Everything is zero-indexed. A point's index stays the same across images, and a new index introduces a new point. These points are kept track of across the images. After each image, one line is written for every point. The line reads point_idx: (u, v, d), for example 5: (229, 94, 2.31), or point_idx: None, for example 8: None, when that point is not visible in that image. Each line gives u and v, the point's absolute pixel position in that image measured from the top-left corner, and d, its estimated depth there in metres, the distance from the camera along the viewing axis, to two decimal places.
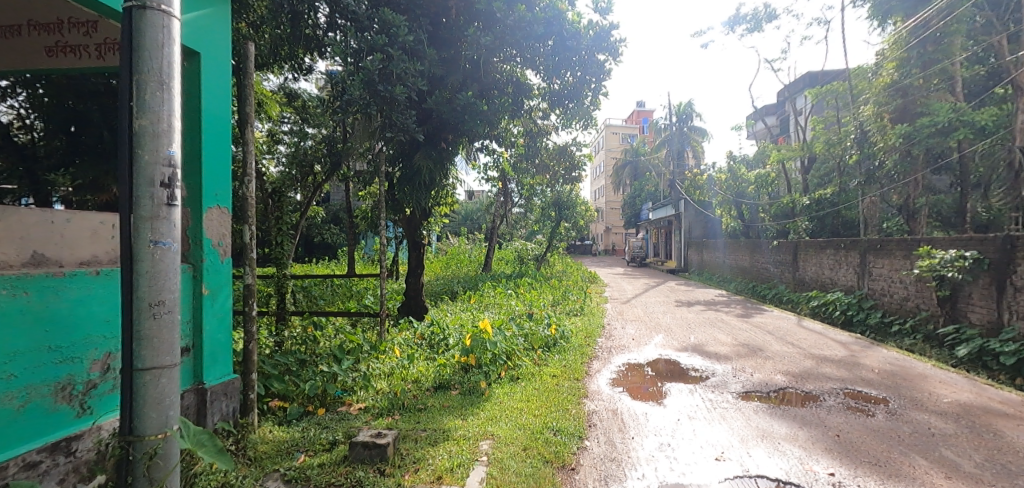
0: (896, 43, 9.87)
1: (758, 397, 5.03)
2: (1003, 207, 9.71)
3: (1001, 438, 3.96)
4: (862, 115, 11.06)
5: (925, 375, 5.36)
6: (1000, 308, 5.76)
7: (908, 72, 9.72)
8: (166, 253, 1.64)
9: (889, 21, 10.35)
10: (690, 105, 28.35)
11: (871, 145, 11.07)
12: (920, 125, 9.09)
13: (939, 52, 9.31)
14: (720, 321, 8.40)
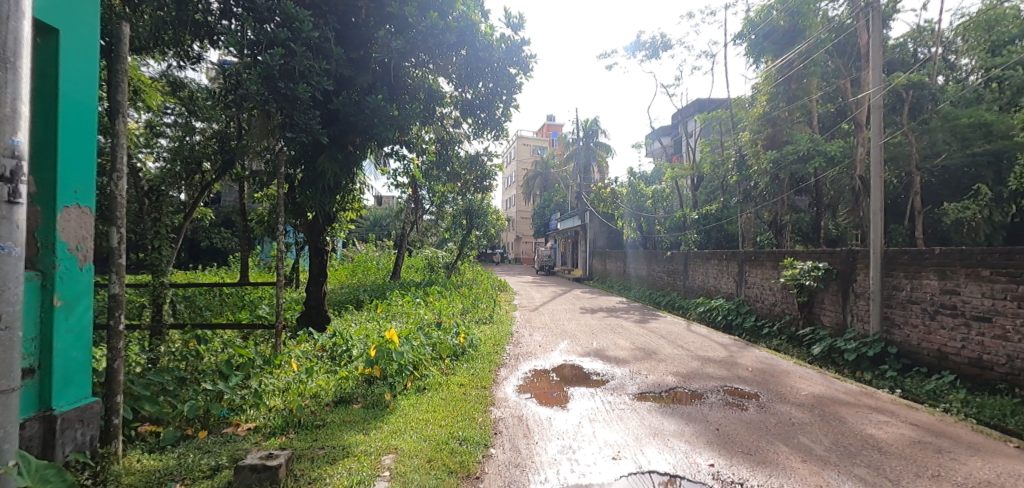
0: (767, 78, 11.18)
1: (652, 398, 5.39)
2: (847, 225, 11.40)
3: (844, 423, 4.61)
4: (740, 140, 12.48)
5: (789, 372, 6.08)
6: (845, 312, 6.74)
7: (776, 105, 11.06)
8: (5, 256, 1.81)
9: (762, 60, 11.81)
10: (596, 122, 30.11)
11: (747, 168, 12.50)
12: (788, 151, 10.35)
13: (800, 90, 10.78)
14: (620, 326, 8.92)
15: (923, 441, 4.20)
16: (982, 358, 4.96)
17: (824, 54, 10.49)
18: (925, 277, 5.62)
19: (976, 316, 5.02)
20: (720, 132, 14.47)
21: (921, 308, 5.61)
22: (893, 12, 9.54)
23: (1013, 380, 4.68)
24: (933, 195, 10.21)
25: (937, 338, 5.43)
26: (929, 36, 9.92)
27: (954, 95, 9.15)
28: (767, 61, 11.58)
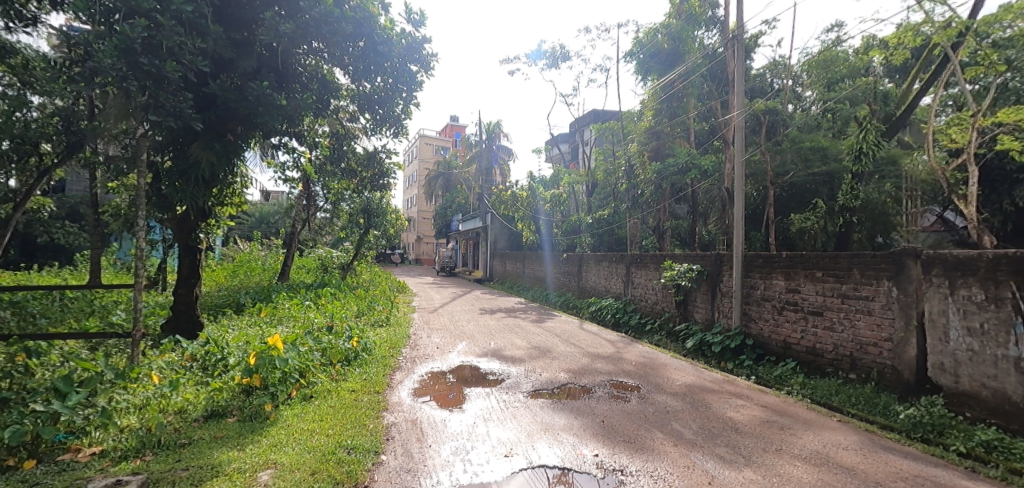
0: (653, 95, 12.25)
1: (545, 394, 5.59)
2: (716, 231, 12.84)
3: (709, 409, 5.15)
4: (628, 151, 13.51)
5: (666, 364, 6.66)
6: (714, 309, 7.55)
7: (660, 120, 12.38)
8: None
9: (649, 78, 12.95)
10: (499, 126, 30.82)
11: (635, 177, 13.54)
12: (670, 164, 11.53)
13: (679, 108, 12.18)
14: (517, 326, 9.15)
15: (771, 420, 4.83)
16: (815, 346, 5.85)
17: (700, 77, 11.77)
18: (774, 278, 6.50)
19: (812, 310, 5.90)
20: (612, 142, 15.52)
21: (772, 305, 6.47)
22: (756, 46, 10.93)
23: (838, 364, 5.57)
24: (782, 206, 10.85)
25: (783, 330, 6.29)
26: (781, 69, 11.55)
27: (800, 122, 10.70)
28: (652, 79, 12.86)
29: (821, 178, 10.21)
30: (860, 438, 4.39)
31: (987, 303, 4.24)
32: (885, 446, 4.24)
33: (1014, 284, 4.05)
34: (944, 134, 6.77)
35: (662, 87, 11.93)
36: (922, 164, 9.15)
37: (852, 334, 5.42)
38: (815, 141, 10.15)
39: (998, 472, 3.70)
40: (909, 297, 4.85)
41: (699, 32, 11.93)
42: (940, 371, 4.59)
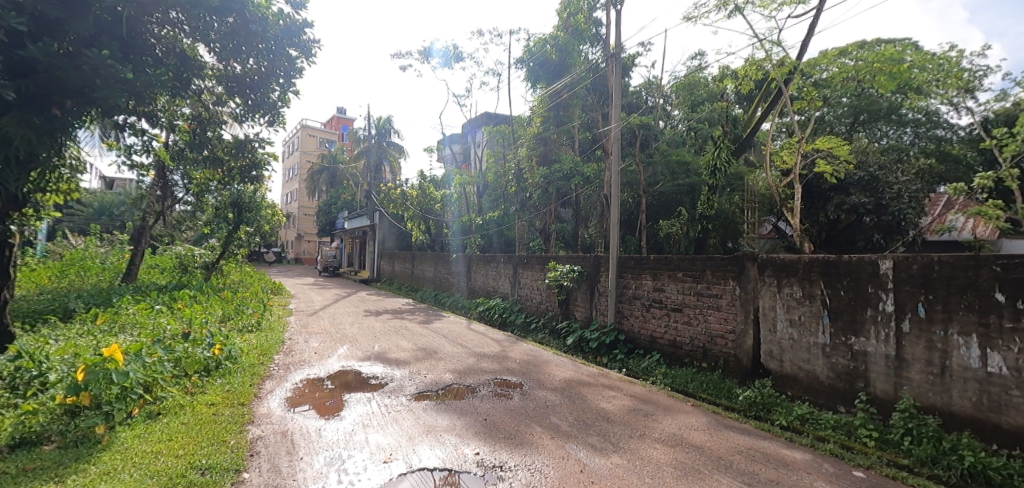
0: (541, 102, 12.88)
1: (429, 396, 5.53)
2: (595, 235, 13.81)
3: (585, 401, 5.49)
4: (518, 156, 13.99)
5: (548, 361, 6.98)
6: (592, 307, 8.09)
7: (547, 127, 13.01)
8: None
9: (538, 86, 13.68)
10: (389, 122, 30.10)
11: (522, 181, 14.04)
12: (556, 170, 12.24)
13: (564, 117, 12.88)
14: (403, 328, 8.96)
15: (637, 408, 5.29)
16: (675, 340, 6.53)
17: (584, 89, 12.65)
18: (643, 278, 7.14)
19: (673, 307, 6.58)
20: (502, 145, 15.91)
21: (641, 303, 7.11)
22: (633, 65, 11.92)
23: (693, 355, 6.27)
24: (652, 211, 11.92)
25: (650, 326, 6.93)
26: (655, 88, 12.25)
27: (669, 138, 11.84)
28: (540, 87, 13.63)
29: (684, 188, 11.45)
30: (708, 419, 4.98)
31: (803, 298, 5.13)
32: (727, 424, 4.86)
33: (822, 283, 4.97)
34: (778, 157, 7.94)
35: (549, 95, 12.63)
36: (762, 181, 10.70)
37: (704, 328, 6.14)
38: (680, 156, 11.48)
39: (808, 439, 4.44)
40: (748, 294, 5.66)
41: (583, 47, 12.90)
42: (769, 357, 5.42)
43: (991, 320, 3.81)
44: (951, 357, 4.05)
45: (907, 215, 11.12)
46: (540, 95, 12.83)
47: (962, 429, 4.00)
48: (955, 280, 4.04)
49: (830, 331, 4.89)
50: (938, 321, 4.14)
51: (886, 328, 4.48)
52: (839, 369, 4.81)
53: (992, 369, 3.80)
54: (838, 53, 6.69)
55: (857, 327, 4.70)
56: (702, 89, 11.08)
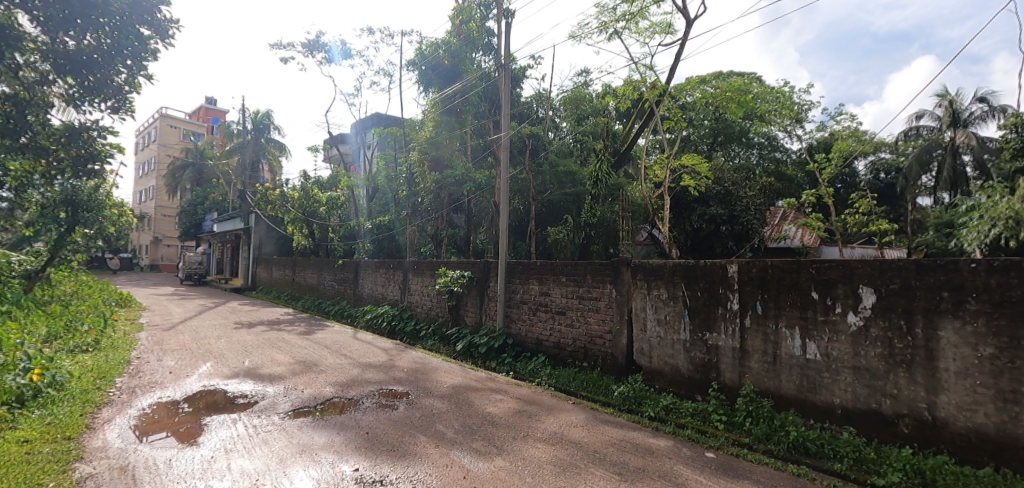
0: (434, 105, 12.90)
1: (305, 412, 5.16)
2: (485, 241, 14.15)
3: (471, 406, 5.52)
4: (410, 159, 13.77)
5: (437, 367, 6.95)
6: (482, 312, 8.20)
7: (439, 131, 13.07)
8: None
9: (430, 91, 13.79)
10: (269, 117, 28.20)
11: (414, 185, 13.87)
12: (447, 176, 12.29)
13: (457, 122, 13.11)
14: (280, 340, 8.30)
15: (521, 410, 5.43)
16: (559, 341, 6.83)
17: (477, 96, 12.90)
18: (530, 283, 7.39)
19: (557, 310, 6.88)
20: (393, 148, 15.54)
21: (528, 306, 7.34)
22: (523, 76, 12.41)
23: (575, 355, 6.60)
24: (544, 217, 12.28)
25: (536, 329, 7.19)
26: (544, 100, 12.59)
27: (557, 149, 12.35)
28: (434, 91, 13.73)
29: (571, 197, 12.12)
30: (586, 415, 5.28)
31: (668, 299, 5.67)
32: (603, 419, 5.18)
33: (683, 285, 5.54)
34: (651, 171, 8.73)
35: (441, 99, 12.70)
36: (638, 192, 11.73)
37: (584, 329, 6.51)
38: (567, 167, 11.75)
39: (671, 427, 4.90)
40: (622, 297, 6.12)
41: (476, 55, 13.21)
42: (641, 354, 5.91)
43: (810, 314, 4.61)
44: (781, 347, 4.78)
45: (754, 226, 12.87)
46: (432, 99, 12.86)
47: (788, 408, 4.73)
48: (784, 281, 4.80)
49: (689, 328, 5.45)
50: (771, 316, 4.86)
51: (733, 323, 5.13)
52: (696, 361, 5.38)
53: (809, 356, 4.59)
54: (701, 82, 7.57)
55: (710, 323, 5.30)
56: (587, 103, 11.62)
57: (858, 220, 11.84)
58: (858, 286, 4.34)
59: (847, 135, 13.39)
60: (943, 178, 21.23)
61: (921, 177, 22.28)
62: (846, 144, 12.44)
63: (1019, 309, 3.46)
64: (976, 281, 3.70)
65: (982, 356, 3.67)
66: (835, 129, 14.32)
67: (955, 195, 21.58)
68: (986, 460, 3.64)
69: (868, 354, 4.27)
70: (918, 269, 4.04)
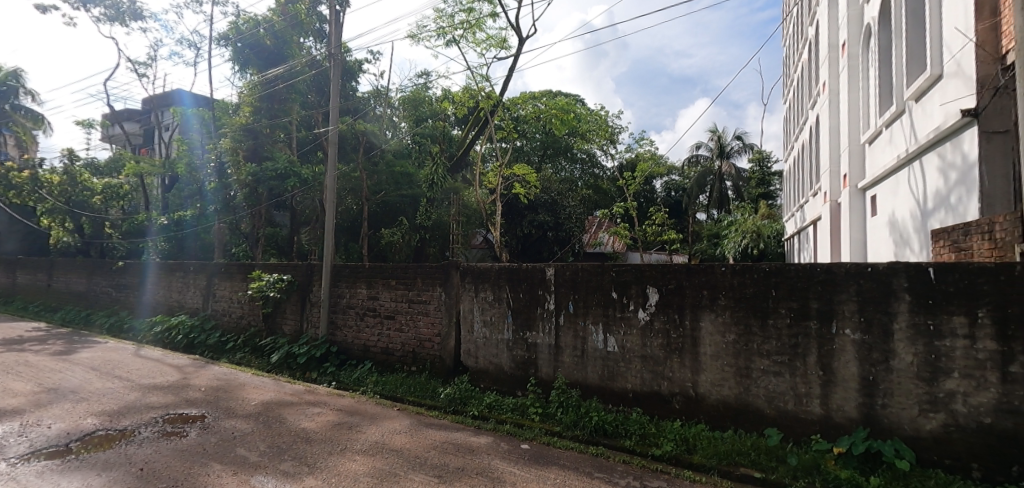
0: (252, 88, 11.86)
1: (51, 454, 4.06)
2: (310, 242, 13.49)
3: (283, 424, 5.02)
4: (220, 146, 12.16)
5: (243, 384, 6.25)
6: (302, 320, 7.59)
7: (258, 118, 11.99)
8: None
9: (247, 73, 12.65)
10: (18, 78, 22.29)
11: (226, 178, 12.27)
12: (267, 168, 11.22)
13: (280, 111, 12.13)
14: (21, 364, 6.54)
15: (341, 422, 5.11)
16: (387, 347, 6.65)
17: (304, 85, 12.43)
18: (358, 287, 7.06)
19: (386, 315, 6.70)
20: (198, 133, 13.58)
21: (355, 312, 7.01)
22: (359, 70, 11.95)
23: (403, 360, 6.48)
24: (377, 218, 11.90)
25: (364, 335, 6.89)
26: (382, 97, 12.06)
27: (395, 149, 11.87)
28: (252, 72, 12.49)
29: (408, 198, 11.85)
30: (411, 421, 5.20)
31: (494, 301, 5.93)
32: (428, 423, 5.16)
33: (507, 287, 5.85)
34: (486, 178, 9.17)
35: (262, 83, 11.77)
36: (474, 197, 12.20)
37: (414, 333, 6.43)
38: (404, 167, 11.48)
39: (491, 424, 5.10)
40: (451, 299, 6.21)
41: (304, 40, 12.86)
42: (467, 355, 6.06)
43: (611, 311, 5.23)
44: (588, 341, 5.33)
45: (573, 234, 16.63)
46: (251, 81, 11.82)
47: (591, 395, 5.30)
48: (591, 282, 5.37)
49: (512, 328, 5.77)
50: (581, 314, 5.40)
51: (549, 322, 5.57)
52: (517, 359, 5.71)
53: (609, 349, 5.21)
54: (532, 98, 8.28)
55: (530, 323, 5.68)
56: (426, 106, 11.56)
57: (655, 229, 14.08)
58: (647, 287, 5.07)
59: (648, 157, 15.83)
60: (713, 197, 26.51)
61: (700, 196, 27.46)
62: (647, 165, 14.60)
63: (751, 303, 4.52)
64: (725, 281, 4.67)
65: (728, 341, 4.62)
66: (640, 152, 16.79)
67: (721, 211, 27.13)
68: (728, 424, 4.58)
69: (652, 343, 5.00)
70: (687, 272, 4.89)
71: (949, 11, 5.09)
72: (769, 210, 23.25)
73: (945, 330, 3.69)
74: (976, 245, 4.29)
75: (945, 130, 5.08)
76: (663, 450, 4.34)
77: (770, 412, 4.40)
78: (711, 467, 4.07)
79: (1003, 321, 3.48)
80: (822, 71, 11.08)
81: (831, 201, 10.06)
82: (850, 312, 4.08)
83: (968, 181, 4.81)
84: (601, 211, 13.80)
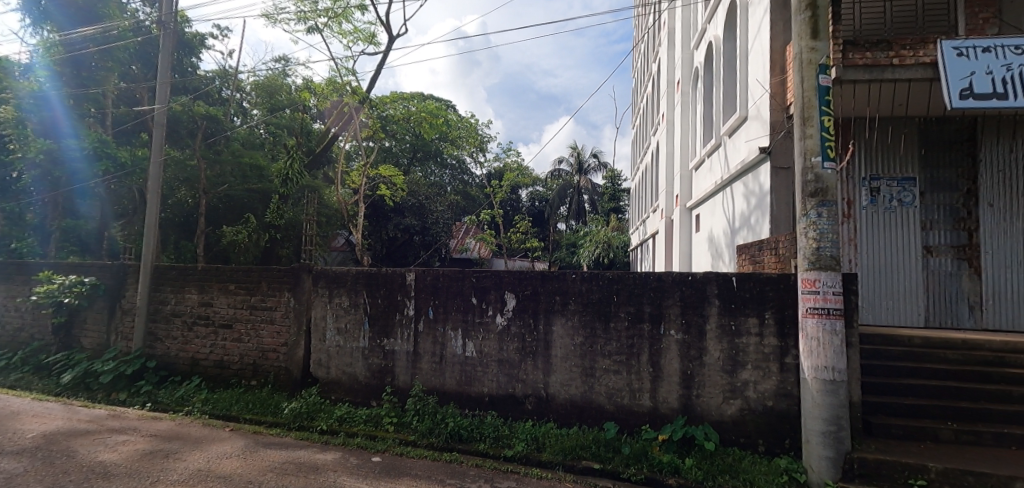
0: (50, 47, 9.95)
1: None
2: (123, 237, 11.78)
3: (72, 458, 4.10)
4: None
5: (17, 413, 5.05)
6: (109, 331, 6.49)
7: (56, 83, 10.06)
8: None
9: (43, 29, 10.60)
10: None
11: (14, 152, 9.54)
12: (68, 144, 9.36)
13: (90, 79, 10.38)
14: None
15: (155, 450, 4.35)
16: (222, 359, 5.90)
17: (125, 53, 10.87)
18: (186, 292, 6.21)
19: (221, 324, 5.97)
20: None
21: (182, 320, 6.14)
22: (200, 45, 10.53)
23: (241, 374, 5.81)
24: (215, 214, 10.04)
25: (191, 347, 6.06)
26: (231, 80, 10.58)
27: (243, 138, 10.42)
28: (50, 29, 10.50)
29: (256, 193, 10.27)
30: (246, 442, 4.64)
31: (349, 307, 5.61)
32: (266, 443, 4.65)
33: (365, 292, 5.58)
34: (349, 178, 9.16)
35: (66, 44, 10.01)
36: (335, 196, 11.68)
37: (255, 343, 5.80)
38: (254, 158, 10.06)
39: (340, 438, 4.79)
40: (301, 306, 5.73)
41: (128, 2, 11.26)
42: (318, 365, 5.64)
43: (470, 317, 5.29)
44: (447, 347, 5.31)
45: (439, 238, 16.65)
46: (49, 39, 9.94)
47: (448, 401, 5.28)
48: (451, 288, 5.36)
49: (368, 335, 5.52)
50: (440, 320, 5.36)
51: (408, 328, 5.43)
52: (373, 368, 5.47)
53: (467, 354, 5.25)
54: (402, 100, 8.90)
55: (388, 329, 5.48)
56: (283, 94, 10.80)
57: (518, 237, 14.75)
58: (504, 293, 5.22)
59: (515, 167, 16.53)
60: (573, 209, 28.68)
61: (560, 208, 29.52)
62: (514, 175, 15.22)
63: (596, 308, 4.91)
64: (574, 288, 5.01)
65: (575, 343, 4.96)
66: (507, 162, 17.44)
67: (578, 222, 29.50)
68: (574, 420, 4.90)
69: (508, 347, 5.16)
70: (542, 279, 5.14)
71: (754, 65, 6.15)
72: (619, 223, 25.95)
73: (743, 329, 4.43)
74: (766, 259, 5.24)
75: (748, 164, 6.12)
76: (514, 451, 4.47)
77: (609, 406, 4.80)
78: (557, 463, 4.30)
79: (781, 321, 4.33)
80: (662, 103, 12.72)
81: (666, 217, 11.52)
82: (674, 315, 4.66)
83: (762, 205, 5.81)
84: (468, 217, 14.02)
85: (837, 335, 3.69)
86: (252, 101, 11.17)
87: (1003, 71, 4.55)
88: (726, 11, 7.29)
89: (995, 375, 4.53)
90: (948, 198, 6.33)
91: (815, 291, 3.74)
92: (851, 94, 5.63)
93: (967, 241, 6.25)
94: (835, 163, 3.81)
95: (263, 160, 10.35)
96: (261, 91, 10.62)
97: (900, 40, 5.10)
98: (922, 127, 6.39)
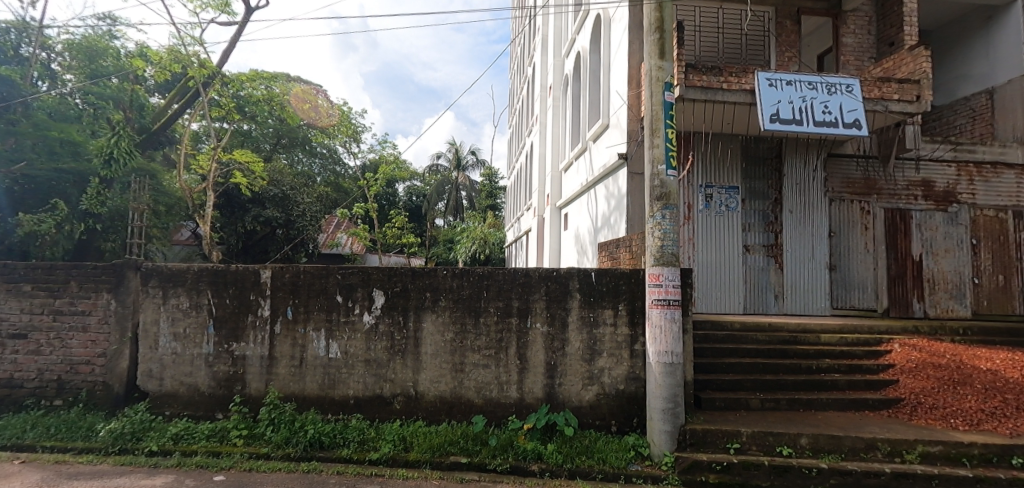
0: None
1: None
2: None
3: None
4: None
5: None
6: None
7: None
8: None
9: None
10: None
11: None
12: None
13: None
14: None
15: None
16: (13, 377, 4.90)
17: None
18: None
19: (11, 334, 4.93)
20: None
21: None
22: None
23: (40, 393, 4.87)
24: (7, 199, 7.80)
25: None
26: (31, 35, 8.68)
27: (50, 105, 8.22)
28: None
29: (68, 175, 8.37)
30: (44, 475, 3.83)
31: (190, 309, 4.97)
32: (72, 473, 3.88)
33: (210, 292, 4.98)
34: (195, 162, 8.24)
35: None
36: (177, 183, 10.44)
37: (62, 355, 4.91)
38: (65, 132, 8.16)
39: (174, 459, 4.20)
40: (126, 309, 4.94)
41: None
42: (148, 378, 4.92)
43: (334, 316, 4.99)
44: (308, 349, 4.95)
45: (306, 231, 15.68)
46: None
47: (309, 407, 4.93)
48: (313, 286, 5.01)
49: (213, 340, 4.93)
50: (300, 320, 4.98)
51: (262, 331, 4.96)
52: (219, 376, 4.91)
53: (331, 355, 4.95)
54: (260, 79, 8.62)
55: (239, 333, 4.95)
56: (108, 59, 9.78)
57: (394, 232, 14.53)
58: (372, 290, 5.01)
59: (392, 160, 16.11)
60: (450, 205, 28.56)
61: (438, 203, 29.24)
62: (389, 168, 14.76)
63: (465, 304, 4.95)
64: (445, 284, 4.98)
65: (446, 339, 4.95)
66: (382, 154, 16.79)
67: (456, 218, 29.58)
68: (443, 416, 4.89)
69: (376, 346, 4.97)
70: (413, 275, 5.03)
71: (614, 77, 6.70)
72: (495, 220, 26.72)
73: (600, 320, 4.81)
74: (621, 255, 5.75)
75: (609, 168, 6.65)
76: (380, 454, 4.30)
77: (478, 400, 4.88)
78: (424, 462, 4.25)
79: (631, 312, 4.80)
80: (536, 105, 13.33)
81: (539, 215, 12.10)
82: (540, 308, 4.89)
83: (620, 206, 6.35)
84: (340, 210, 13.33)
85: (675, 323, 4.16)
86: (65, 63, 9.21)
87: (800, 102, 5.65)
88: (592, 25, 7.83)
89: (790, 351, 5.53)
90: (762, 205, 7.55)
91: (659, 285, 4.17)
92: (692, 111, 6.41)
93: (775, 241, 7.52)
94: (676, 171, 4.28)
95: (79, 134, 8.49)
96: (78, 53, 9.40)
97: (729, 67, 5.94)
98: (743, 144, 7.54)
